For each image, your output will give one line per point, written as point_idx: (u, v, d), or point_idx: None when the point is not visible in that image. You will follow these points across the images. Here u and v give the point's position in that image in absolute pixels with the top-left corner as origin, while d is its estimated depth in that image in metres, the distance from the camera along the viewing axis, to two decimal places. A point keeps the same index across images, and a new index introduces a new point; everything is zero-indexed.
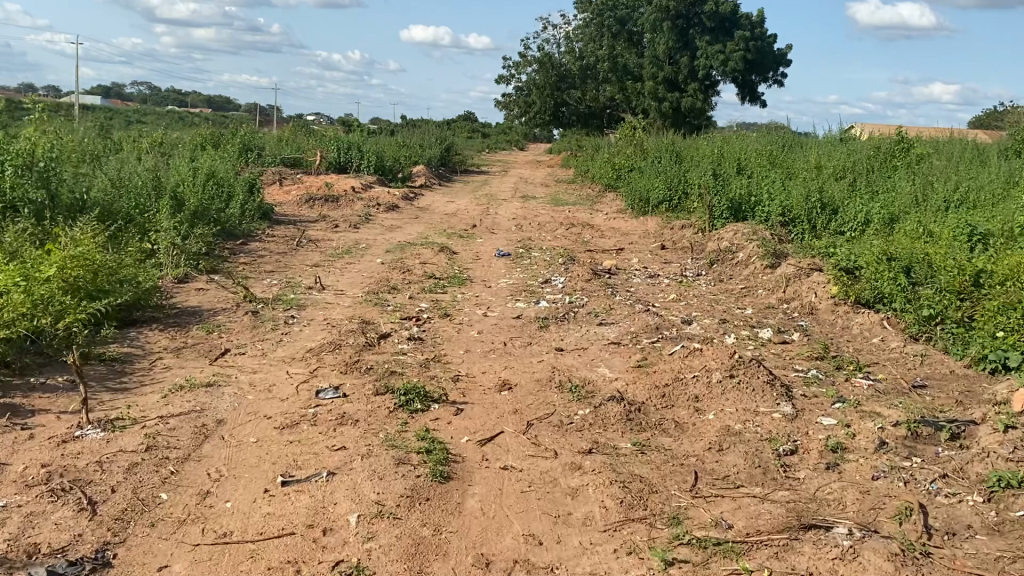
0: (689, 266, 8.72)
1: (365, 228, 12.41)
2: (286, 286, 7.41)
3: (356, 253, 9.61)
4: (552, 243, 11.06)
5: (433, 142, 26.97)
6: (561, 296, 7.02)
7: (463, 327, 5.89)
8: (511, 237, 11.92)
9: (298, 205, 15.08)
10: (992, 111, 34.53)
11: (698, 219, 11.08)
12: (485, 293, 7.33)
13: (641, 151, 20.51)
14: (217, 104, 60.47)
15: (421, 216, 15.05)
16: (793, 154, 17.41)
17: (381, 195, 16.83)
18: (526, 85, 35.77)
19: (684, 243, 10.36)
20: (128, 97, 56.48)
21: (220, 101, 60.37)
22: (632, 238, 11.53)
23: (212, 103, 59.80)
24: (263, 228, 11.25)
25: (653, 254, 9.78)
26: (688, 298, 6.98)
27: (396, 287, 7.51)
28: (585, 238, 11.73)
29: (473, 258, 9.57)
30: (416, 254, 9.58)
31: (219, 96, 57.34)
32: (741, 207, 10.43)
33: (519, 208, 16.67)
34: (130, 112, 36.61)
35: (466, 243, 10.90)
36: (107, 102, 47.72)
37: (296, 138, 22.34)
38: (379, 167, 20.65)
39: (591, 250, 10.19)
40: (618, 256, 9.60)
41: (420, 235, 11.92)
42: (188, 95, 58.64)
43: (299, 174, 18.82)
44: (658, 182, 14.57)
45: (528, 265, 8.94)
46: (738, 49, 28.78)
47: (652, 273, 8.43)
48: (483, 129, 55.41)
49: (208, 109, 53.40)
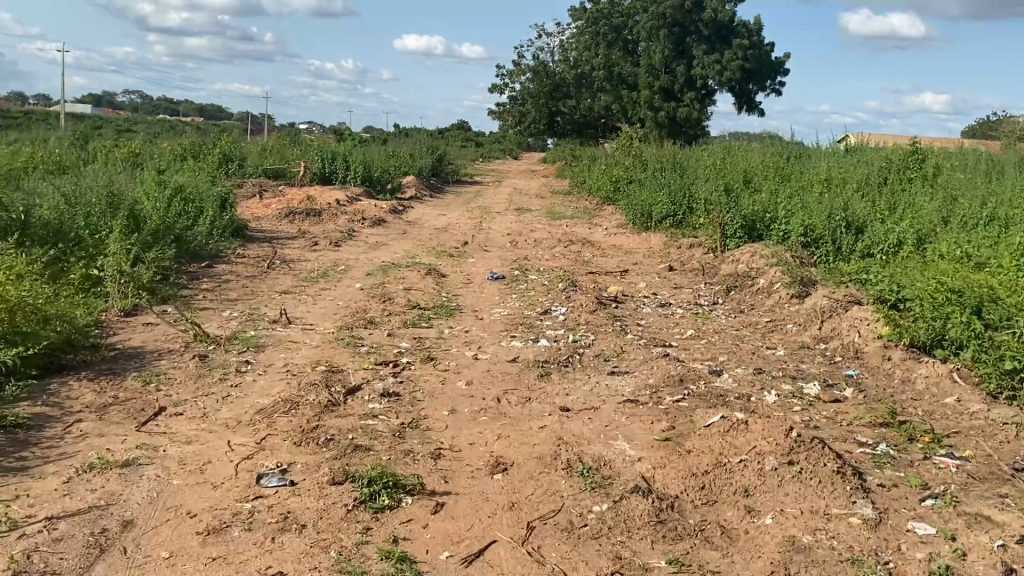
0: (704, 293, 7.83)
1: (348, 246, 11.51)
2: (247, 321, 6.51)
3: (334, 277, 8.72)
4: (549, 262, 10.19)
5: (424, 151, 26.12)
6: (562, 332, 6.13)
7: (448, 376, 4.98)
8: (505, 255, 11.04)
9: (278, 220, 14.18)
10: (992, 121, 33.86)
11: (709, 238, 10.18)
12: (476, 328, 6.43)
13: (640, 161, 19.66)
14: (209, 113, 59.67)
15: (409, 231, 14.16)
16: (800, 165, 16.57)
17: (367, 208, 15.95)
18: (519, 93, 34.95)
19: (693, 265, 9.49)
20: (117, 106, 55.59)
21: (212, 109, 59.58)
22: (635, 257, 10.65)
23: (203, 112, 58.93)
24: (235, 247, 10.36)
25: (661, 277, 8.90)
26: (707, 335, 6.09)
27: (374, 320, 6.59)
28: (585, 257, 10.85)
29: (463, 282, 8.68)
30: (400, 276, 8.68)
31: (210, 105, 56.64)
32: (757, 225, 9.54)
33: (513, 222, 15.80)
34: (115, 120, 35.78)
35: (456, 263, 10.02)
36: (97, 110, 46.97)
37: (281, 147, 21.46)
38: (366, 178, 19.77)
39: (592, 272, 9.31)
40: (623, 280, 8.71)
41: (407, 253, 11.02)
42: (179, 104, 57.91)
43: (282, 186, 17.93)
44: (662, 195, 13.70)
45: (524, 291, 8.05)
46: (737, 58, 27.99)
47: (663, 301, 7.53)
48: (477, 138, 54.54)
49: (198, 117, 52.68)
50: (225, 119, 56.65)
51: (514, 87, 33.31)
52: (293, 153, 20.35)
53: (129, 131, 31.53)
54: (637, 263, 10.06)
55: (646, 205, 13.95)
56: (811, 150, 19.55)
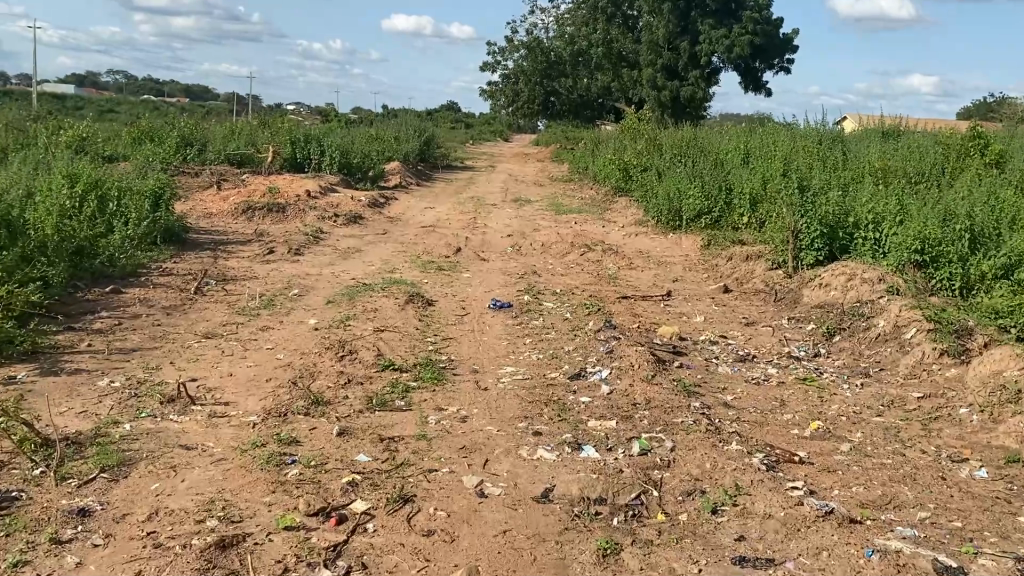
0: (795, 337, 5.61)
1: (311, 253, 9.25)
2: (128, 403, 4.24)
3: (284, 307, 6.47)
4: (567, 280, 7.96)
5: (411, 133, 23.86)
6: (615, 424, 3.90)
7: (435, 552, 2.76)
8: (507, 267, 8.82)
9: (234, 217, 11.91)
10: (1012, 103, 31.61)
11: (771, 248, 7.96)
12: (477, 411, 4.19)
13: (654, 143, 17.40)
14: (197, 93, 57.33)
15: (390, 229, 11.93)
16: (842, 152, 14.34)
17: (343, 201, 13.69)
18: (512, 72, 32.57)
19: (756, 290, 7.27)
20: (101, 86, 53.04)
21: (200, 90, 57.11)
22: (673, 271, 8.42)
23: (190, 93, 56.33)
24: (164, 259, 8.11)
25: (720, 308, 6.68)
26: (843, 434, 3.88)
27: (324, 396, 4.37)
28: (610, 270, 8.60)
29: (456, 314, 6.44)
30: (371, 306, 6.43)
31: (196, 85, 54.37)
32: (839, 233, 7.32)
33: (513, 218, 13.57)
34: (86, 99, 33.46)
35: (446, 282, 7.77)
36: (77, 89, 44.72)
37: (250, 129, 19.15)
38: (344, 165, 17.47)
39: (626, 297, 7.08)
40: (671, 312, 6.50)
41: (385, 265, 8.80)
42: (165, 85, 55.48)
43: (247, 175, 15.66)
44: (693, 189, 11.47)
45: (541, 332, 5.81)
46: (747, 32, 25.71)
47: (743, 352, 5.31)
48: (467, 119, 52.10)
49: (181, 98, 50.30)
50: (212, 99, 54.45)
51: (506, 65, 30.97)
52: (262, 135, 18.02)
53: (95, 110, 29.20)
54: (681, 282, 7.82)
55: (674, 201, 11.73)
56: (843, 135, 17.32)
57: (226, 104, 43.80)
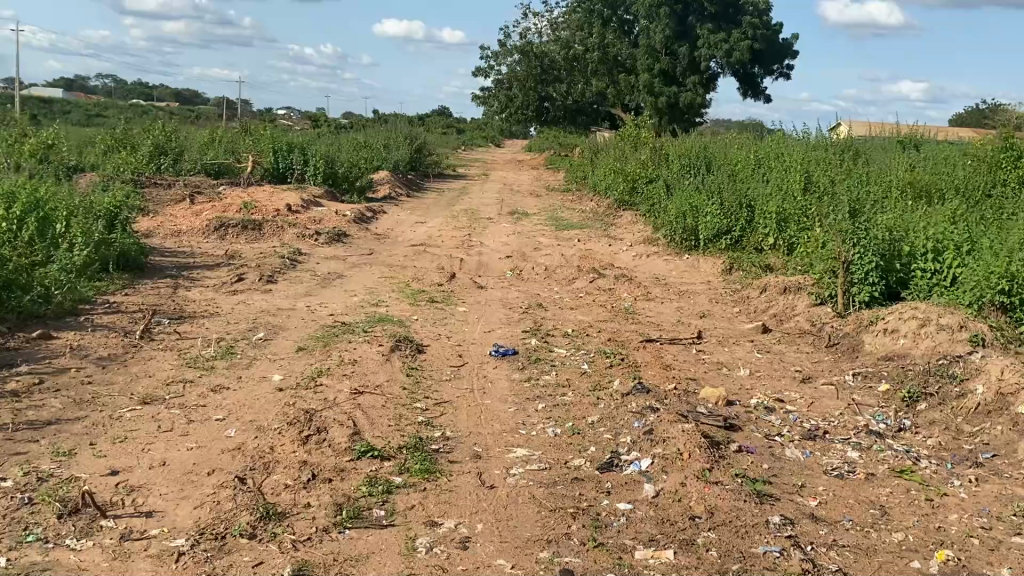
0: (869, 404, 4.58)
1: (286, 280, 8.21)
2: (14, 517, 3.16)
3: (245, 358, 5.40)
4: (578, 316, 6.92)
5: (401, 140, 22.86)
6: (676, 558, 2.89)
7: None
8: (506, 297, 7.81)
9: (205, 235, 10.86)
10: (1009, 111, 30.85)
11: (813, 279, 6.93)
12: (483, 527, 3.14)
13: (659, 153, 16.39)
14: (186, 97, 56.10)
15: (376, 248, 10.91)
16: (864, 165, 13.36)
17: (327, 216, 12.65)
18: (505, 77, 30.56)
19: (800, 333, 6.24)
20: (87, 89, 51.93)
21: (190, 95, 55.92)
22: (697, 304, 7.37)
23: (179, 97, 55.25)
24: (113, 291, 7.04)
25: (764, 357, 5.64)
26: (984, 571, 2.86)
27: (281, 505, 3.31)
28: (624, 302, 7.56)
29: (451, 365, 5.37)
30: (350, 356, 5.36)
31: (184, 89, 53.26)
32: (895, 266, 6.31)
33: (511, 234, 12.55)
34: (71, 102, 32.38)
35: (438, 319, 6.71)
36: (64, 93, 43.61)
37: (230, 136, 18.10)
38: (329, 176, 16.48)
39: (650, 340, 6.04)
40: (707, 362, 5.48)
41: (370, 295, 7.78)
42: (154, 89, 54.31)
43: (225, 187, 14.62)
44: (711, 205, 10.44)
45: (555, 394, 4.75)
46: (746, 37, 24.83)
47: (809, 427, 4.28)
48: (460, 125, 51.15)
49: (171, 102, 49.28)
50: (200, 104, 53.34)
51: (499, 70, 29.99)
52: (243, 143, 16.95)
53: (77, 114, 28.12)
54: (712, 321, 6.78)
55: (689, 217, 10.69)
56: (856, 145, 16.38)
57: (215, 108, 42.77)
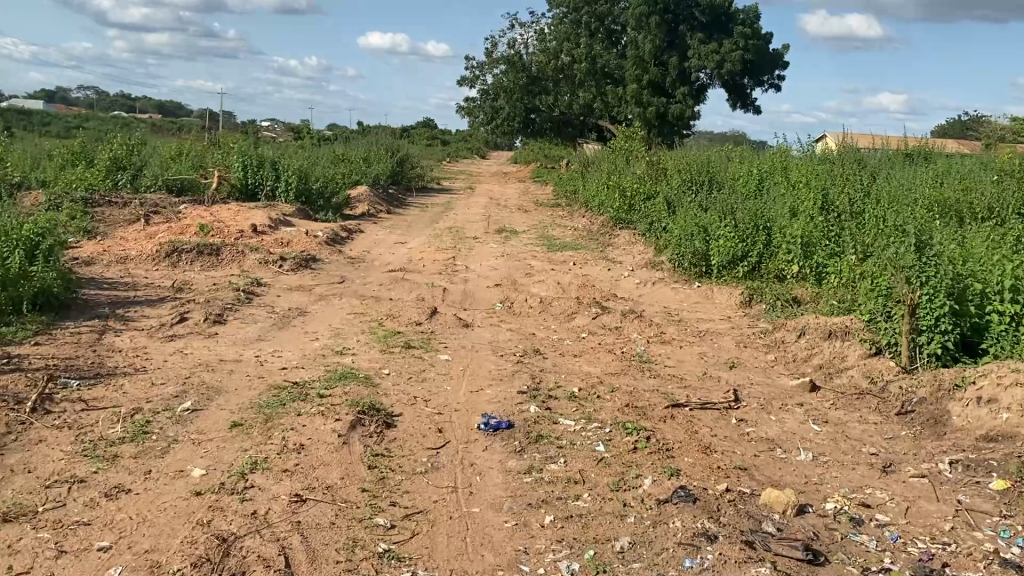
0: (987, 515, 3.44)
1: (237, 321, 6.99)
2: None
3: (161, 442, 4.17)
4: (584, 368, 5.72)
5: (382, 153, 21.68)
6: None
7: None
8: (493, 341, 6.63)
9: (154, 262, 9.62)
10: (1003, 124, 29.99)
11: (865, 322, 5.77)
12: None
13: (657, 166, 15.26)
14: (169, 109, 54.60)
15: (348, 276, 9.70)
16: (881, 179, 12.29)
17: (295, 238, 11.44)
18: (491, 87, 28.88)
19: (856, 395, 5.09)
20: (64, 100, 50.41)
21: (171, 106, 54.45)
22: (723, 351, 6.20)
23: (162, 109, 53.87)
24: (18, 341, 5.79)
25: (823, 432, 4.47)
26: None
27: None
28: (636, 347, 6.36)
29: (427, 448, 4.15)
30: (297, 438, 4.14)
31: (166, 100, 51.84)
32: (970, 310, 5.16)
33: (499, 257, 11.39)
34: (44, 113, 30.98)
35: (414, 374, 5.49)
36: (39, 103, 42.17)
37: (197, 147, 16.85)
38: (301, 193, 15.29)
39: (678, 405, 4.84)
40: (754, 440, 4.31)
41: (334, 338, 6.58)
42: (136, 101, 52.91)
43: (186, 205, 13.37)
44: (725, 227, 9.29)
45: (566, 498, 3.56)
46: (739, 47, 23.85)
47: (920, 555, 3.12)
48: (444, 137, 50.05)
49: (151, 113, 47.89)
50: (182, 115, 51.97)
51: (485, 80, 28.89)
52: (210, 155, 15.72)
53: (45, 126, 26.81)
54: (746, 376, 5.60)
55: (700, 240, 9.53)
56: (865, 157, 15.34)
57: (197, 120, 41.53)
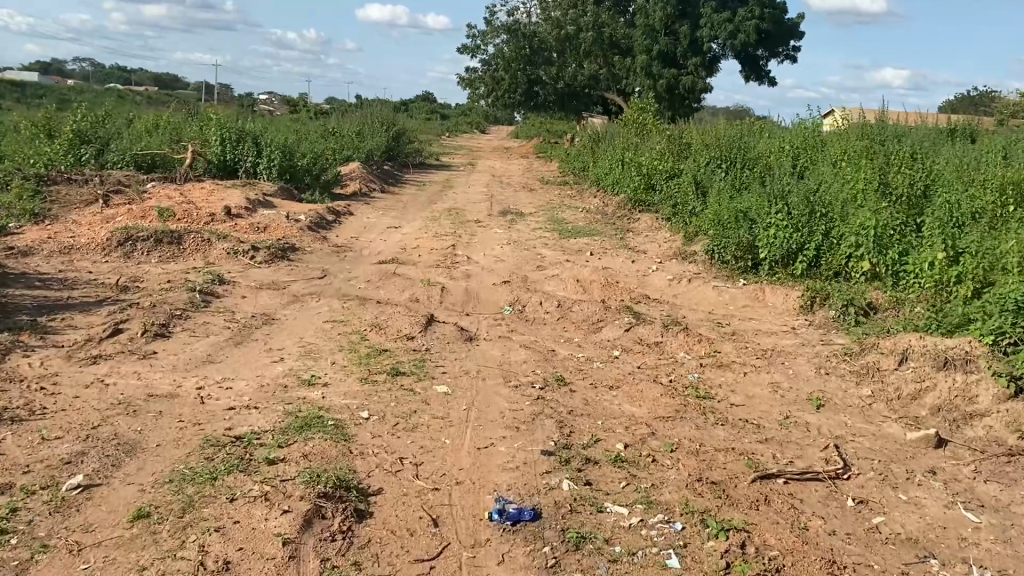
0: None
1: (185, 334, 5.61)
2: None
3: (20, 552, 2.79)
4: (625, 409, 4.36)
5: (377, 126, 20.23)
6: None
7: None
8: (504, 362, 5.27)
9: (104, 252, 8.22)
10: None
11: (996, 352, 4.40)
12: None
13: (680, 141, 13.82)
14: (166, 82, 52.83)
15: (330, 269, 8.33)
16: (939, 156, 10.84)
17: (274, 222, 10.03)
18: (492, 57, 27.49)
19: (1005, 458, 3.74)
20: (56, 70, 48.81)
21: (168, 80, 52.82)
22: (800, 384, 4.82)
23: (159, 81, 52.16)
24: None
25: (986, 526, 3.14)
26: None
27: None
28: (688, 375, 4.99)
29: (415, 564, 2.80)
30: (222, 550, 2.78)
31: (163, 74, 50.35)
32: None
33: (505, 246, 10.00)
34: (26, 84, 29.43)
35: (402, 420, 4.14)
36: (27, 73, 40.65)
37: (173, 118, 15.38)
38: (286, 171, 13.87)
39: (767, 478, 3.49)
40: (893, 548, 2.97)
41: (303, 358, 5.21)
42: (132, 74, 51.21)
43: (154, 184, 11.96)
44: (774, 213, 7.88)
45: None
46: (754, 17, 22.30)
47: None
48: (445, 111, 48.49)
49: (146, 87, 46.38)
50: (181, 89, 50.61)
51: (486, 50, 27.33)
52: (186, 128, 14.25)
53: (25, 96, 25.24)
54: (842, 424, 4.24)
55: (744, 230, 8.13)
56: (907, 131, 13.89)
57: (193, 93, 39.91)
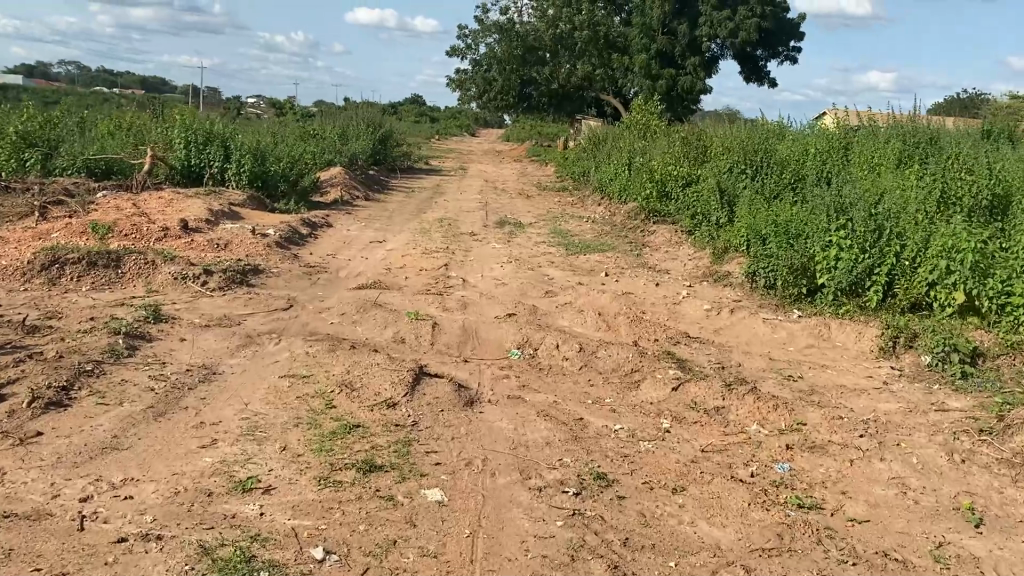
0: None
1: (90, 403, 4.17)
2: None
3: None
4: (705, 536, 2.96)
5: (362, 128, 18.79)
6: None
7: None
8: (518, 442, 3.87)
9: (24, 278, 6.78)
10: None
11: None
12: None
13: (696, 143, 12.44)
14: (151, 84, 51.14)
15: (298, 298, 6.91)
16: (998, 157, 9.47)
17: (236, 239, 8.58)
18: (484, 57, 26.08)
19: None
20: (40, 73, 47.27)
21: (155, 82, 51.24)
22: (936, 483, 3.45)
23: (144, 84, 50.58)
24: None
25: None
26: None
27: None
28: (775, 467, 3.60)
29: None
30: None
31: (149, 76, 48.76)
32: None
33: (505, 265, 8.60)
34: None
35: (377, 566, 2.74)
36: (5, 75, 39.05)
37: (135, 119, 13.91)
38: (257, 177, 12.41)
39: None
40: None
41: (242, 440, 3.79)
42: (117, 77, 49.58)
43: (104, 193, 10.50)
44: (835, 229, 6.48)
45: None
46: (755, 15, 21.01)
47: None
48: (435, 114, 47.07)
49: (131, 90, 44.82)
50: (167, 91, 49.09)
51: (477, 49, 25.92)
52: (148, 131, 12.78)
53: None
54: None
55: (796, 248, 6.75)
56: (943, 130, 12.55)
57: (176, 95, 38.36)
